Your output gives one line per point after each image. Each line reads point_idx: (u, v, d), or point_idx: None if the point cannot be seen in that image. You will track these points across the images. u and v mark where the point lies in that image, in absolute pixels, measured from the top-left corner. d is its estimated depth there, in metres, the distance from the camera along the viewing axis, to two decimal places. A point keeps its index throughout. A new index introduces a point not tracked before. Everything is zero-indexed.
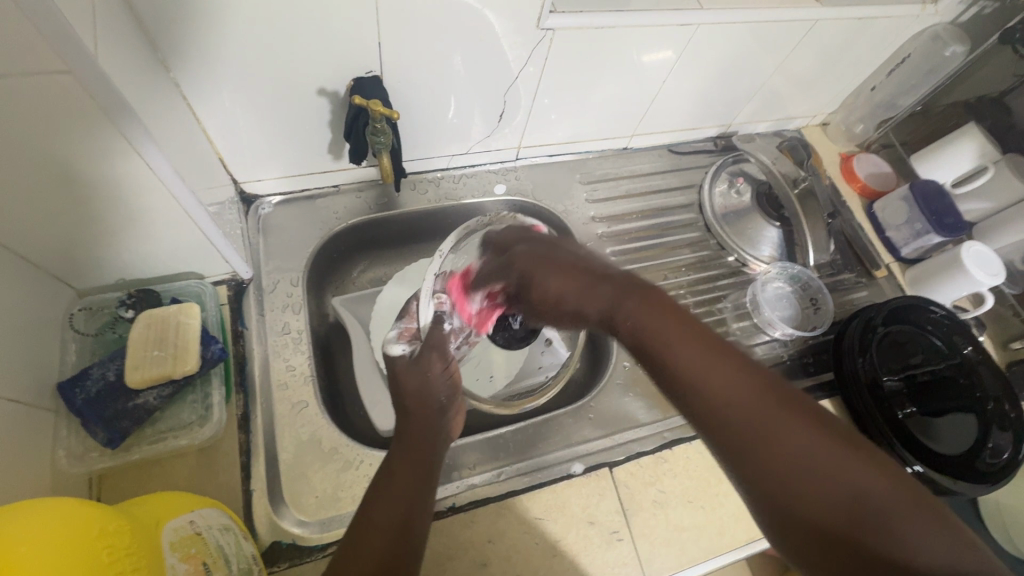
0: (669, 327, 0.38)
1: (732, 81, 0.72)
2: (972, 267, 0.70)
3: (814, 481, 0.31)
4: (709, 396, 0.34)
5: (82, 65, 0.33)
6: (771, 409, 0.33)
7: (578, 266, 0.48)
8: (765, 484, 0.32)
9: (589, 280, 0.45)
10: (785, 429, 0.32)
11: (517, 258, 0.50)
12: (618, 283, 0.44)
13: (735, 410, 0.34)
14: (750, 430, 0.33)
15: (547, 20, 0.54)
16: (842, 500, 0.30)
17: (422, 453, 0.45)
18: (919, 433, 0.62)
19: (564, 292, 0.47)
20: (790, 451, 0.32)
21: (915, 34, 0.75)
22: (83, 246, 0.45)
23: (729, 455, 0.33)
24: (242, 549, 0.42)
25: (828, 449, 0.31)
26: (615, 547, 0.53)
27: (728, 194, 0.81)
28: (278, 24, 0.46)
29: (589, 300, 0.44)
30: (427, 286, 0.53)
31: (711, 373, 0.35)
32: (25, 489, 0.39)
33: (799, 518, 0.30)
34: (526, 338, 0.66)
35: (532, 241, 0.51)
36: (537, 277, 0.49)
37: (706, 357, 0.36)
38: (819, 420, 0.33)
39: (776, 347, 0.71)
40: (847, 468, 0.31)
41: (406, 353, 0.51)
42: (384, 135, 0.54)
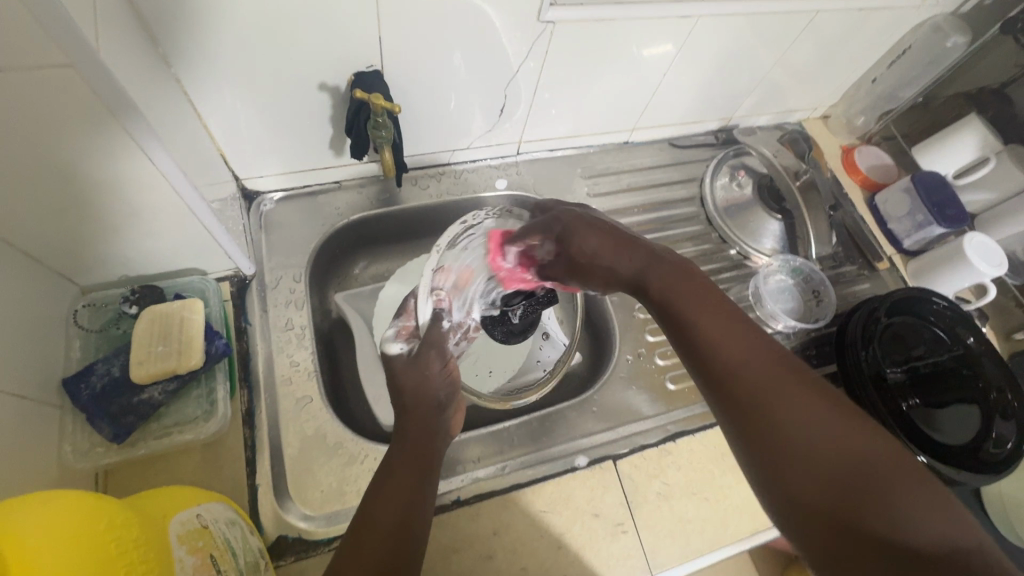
0: (695, 295, 0.44)
1: (733, 74, 0.72)
2: (974, 258, 0.70)
3: (805, 437, 0.35)
4: (719, 352, 0.40)
5: (86, 58, 0.33)
6: (779, 378, 0.37)
7: (615, 231, 0.52)
8: (758, 435, 0.36)
9: (624, 250, 0.50)
10: (785, 393, 0.37)
11: (561, 215, 0.53)
12: (653, 253, 0.49)
13: (743, 367, 0.39)
14: (754, 387, 0.37)
15: (548, 13, 0.54)
16: (830, 459, 0.34)
17: (422, 447, 0.46)
18: (921, 424, 0.62)
19: (599, 257, 0.51)
20: (790, 418, 0.35)
21: (916, 25, 0.74)
22: (87, 243, 0.46)
23: (727, 405, 0.38)
24: (249, 543, 0.42)
25: (821, 413, 0.35)
26: (620, 539, 0.53)
27: (730, 187, 0.80)
28: (278, 19, 0.46)
29: (623, 262, 0.50)
30: (423, 283, 0.53)
31: (725, 335, 0.40)
32: (31, 483, 0.39)
33: (783, 468, 0.35)
34: (525, 332, 0.68)
35: (579, 209, 0.54)
36: (575, 237, 0.52)
37: (726, 323, 0.41)
38: (819, 389, 0.37)
39: (779, 339, 0.71)
40: (842, 437, 0.34)
41: (404, 352, 0.52)
42: (385, 130, 0.54)
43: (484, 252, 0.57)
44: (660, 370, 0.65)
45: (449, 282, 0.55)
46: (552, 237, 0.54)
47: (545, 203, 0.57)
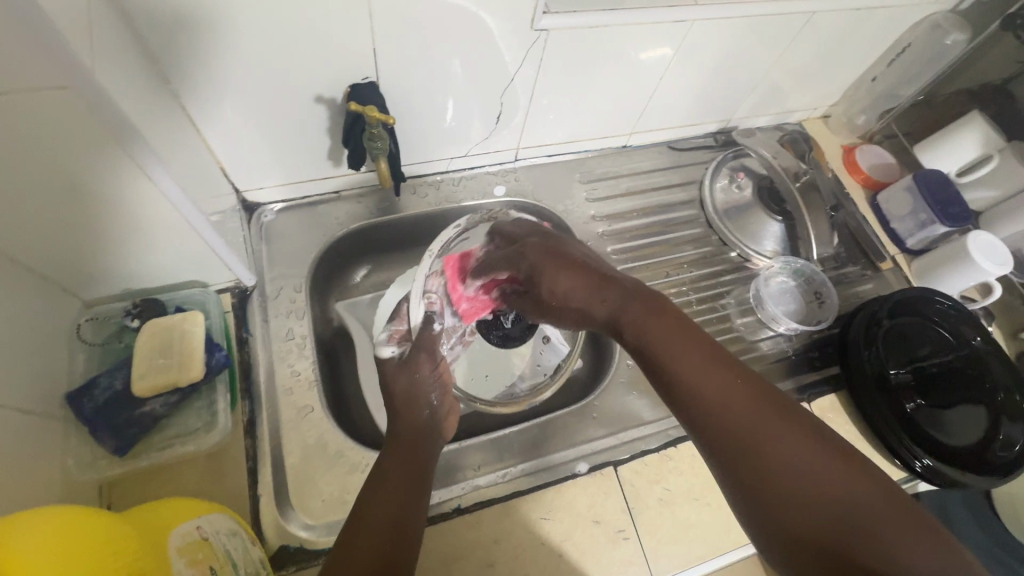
0: (673, 339, 0.43)
1: (731, 76, 0.72)
2: (979, 257, 0.69)
3: (805, 488, 0.34)
4: (705, 402, 0.39)
5: (82, 78, 0.33)
6: (764, 420, 0.37)
7: (581, 265, 0.51)
8: (756, 490, 0.36)
9: (596, 287, 0.49)
10: (777, 441, 0.36)
11: (528, 250, 0.53)
12: (626, 290, 0.48)
13: (731, 419, 0.38)
14: (742, 434, 0.37)
15: (541, 20, 0.54)
16: (831, 507, 0.34)
17: (415, 452, 0.46)
18: (928, 426, 0.62)
19: (573, 294, 0.50)
20: (780, 462, 0.36)
21: (915, 23, 0.74)
22: (90, 257, 0.46)
23: (722, 459, 0.38)
24: (250, 554, 0.43)
25: (817, 459, 0.35)
26: (621, 546, 0.53)
27: (729, 189, 0.80)
28: (273, 33, 0.47)
29: (597, 301, 0.49)
30: (416, 287, 0.54)
31: (707, 383, 0.40)
32: (36, 496, 0.40)
33: (786, 522, 0.34)
34: (523, 336, 0.66)
35: (546, 240, 0.54)
36: (545, 274, 0.52)
37: (706, 366, 0.40)
38: (810, 431, 0.37)
39: (782, 341, 0.71)
40: (835, 478, 0.34)
41: (395, 356, 0.53)
42: (380, 141, 0.55)
43: (444, 282, 0.57)
44: None
45: (442, 287, 0.57)
46: (523, 268, 0.53)
47: (505, 228, 0.56)
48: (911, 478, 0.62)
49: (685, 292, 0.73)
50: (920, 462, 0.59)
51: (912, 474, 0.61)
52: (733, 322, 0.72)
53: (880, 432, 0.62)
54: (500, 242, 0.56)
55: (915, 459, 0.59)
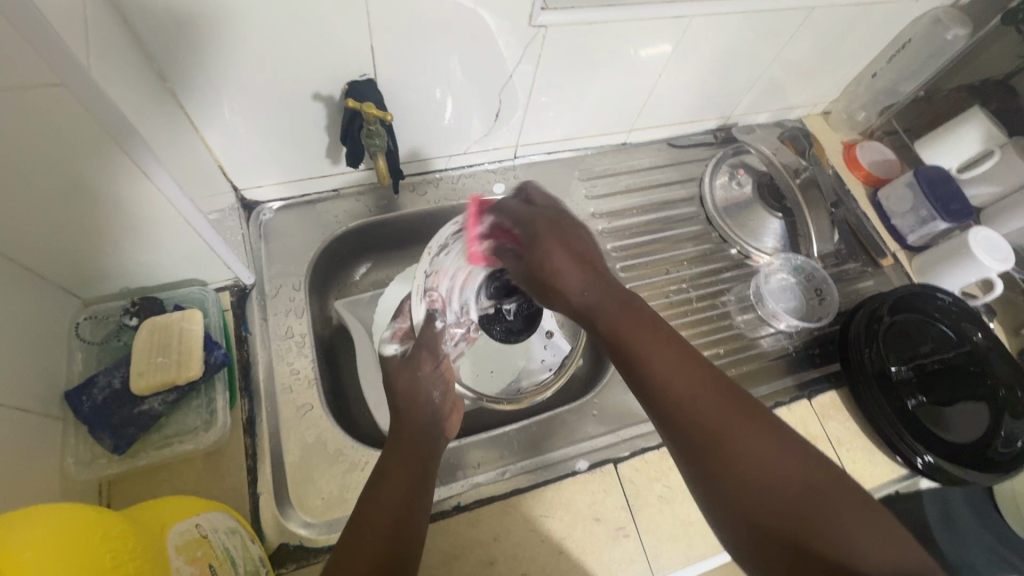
0: (645, 334, 0.44)
1: (730, 73, 0.72)
2: (980, 253, 0.69)
3: (766, 480, 0.35)
4: (673, 396, 0.40)
5: (75, 77, 0.33)
6: (726, 410, 0.38)
7: (575, 248, 0.52)
8: (721, 481, 0.37)
9: (586, 273, 0.50)
10: (741, 435, 0.37)
11: (535, 223, 0.53)
12: (607, 288, 0.48)
13: (693, 405, 0.39)
14: (706, 421, 0.38)
15: (539, 17, 0.54)
16: (790, 497, 0.35)
17: (417, 450, 0.46)
18: (927, 422, 0.62)
19: (561, 274, 0.50)
20: (740, 449, 0.37)
21: (916, 18, 0.74)
22: (88, 256, 0.46)
23: (689, 451, 0.38)
24: (249, 551, 0.43)
25: (778, 455, 0.36)
26: (621, 544, 0.53)
27: (729, 186, 0.80)
28: (270, 31, 0.47)
29: (579, 290, 0.49)
30: (416, 287, 0.57)
31: (673, 370, 0.41)
32: (34, 495, 0.40)
33: (747, 512, 0.35)
34: (526, 330, 0.67)
35: (551, 218, 0.54)
36: (544, 249, 0.52)
37: (673, 357, 0.42)
38: (772, 428, 0.38)
39: (782, 338, 0.71)
40: (793, 467, 0.36)
41: (397, 352, 0.56)
42: (378, 138, 0.55)
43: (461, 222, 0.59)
44: None
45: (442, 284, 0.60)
46: (525, 235, 0.54)
47: (534, 192, 0.58)
48: (913, 475, 0.62)
49: (684, 290, 0.73)
50: (921, 459, 0.59)
51: (913, 471, 0.61)
52: (733, 319, 0.72)
53: (881, 429, 0.62)
54: (519, 202, 0.56)
55: (916, 455, 0.59)
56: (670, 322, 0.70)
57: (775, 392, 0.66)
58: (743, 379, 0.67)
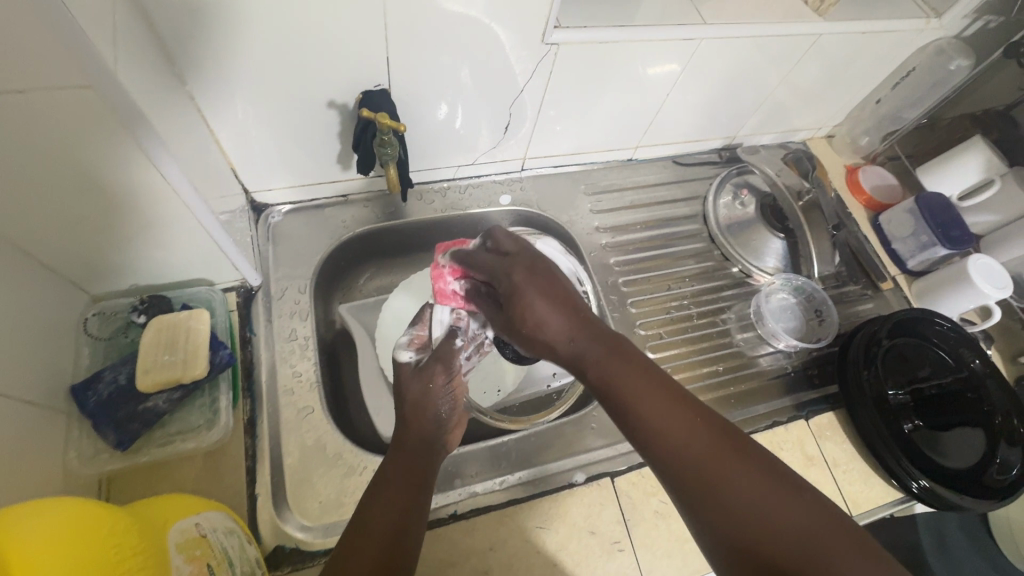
0: (636, 380, 0.43)
1: (737, 93, 0.73)
2: (978, 280, 0.70)
3: (764, 523, 0.36)
4: (670, 444, 0.40)
5: (101, 78, 0.34)
6: (722, 454, 0.39)
7: (559, 297, 0.48)
8: (719, 526, 0.37)
9: (567, 318, 0.47)
10: (737, 477, 0.38)
11: (513, 270, 0.49)
12: (592, 329, 0.47)
13: (690, 455, 0.39)
14: (701, 466, 0.38)
15: (552, 35, 0.55)
16: (788, 540, 0.35)
17: (416, 462, 0.46)
18: (923, 447, 0.62)
19: (542, 323, 0.48)
20: (738, 496, 0.37)
21: (920, 47, 0.75)
22: (100, 252, 0.47)
23: (686, 495, 0.39)
24: (246, 552, 0.43)
25: (773, 496, 0.36)
26: (616, 558, 0.53)
27: (732, 205, 0.81)
28: (289, 40, 0.48)
29: (562, 342, 0.47)
30: (443, 286, 0.56)
31: (665, 421, 0.41)
32: (37, 487, 0.40)
33: (747, 557, 0.35)
34: (538, 354, 0.64)
35: (528, 263, 0.50)
36: (518, 301, 0.48)
37: (664, 406, 0.41)
38: (764, 465, 0.38)
39: (781, 358, 0.71)
40: (796, 515, 0.35)
41: (412, 361, 0.55)
42: (391, 147, 0.56)
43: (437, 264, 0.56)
44: None
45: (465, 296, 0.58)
46: (504, 286, 0.50)
47: (498, 233, 0.52)
48: (907, 499, 0.62)
49: (686, 306, 0.74)
50: (917, 483, 0.59)
51: (908, 495, 0.61)
52: (733, 337, 0.72)
53: (876, 452, 0.62)
54: (487, 250, 0.52)
55: (912, 480, 0.59)
56: (671, 338, 0.71)
57: (772, 411, 0.66)
58: (742, 397, 0.68)
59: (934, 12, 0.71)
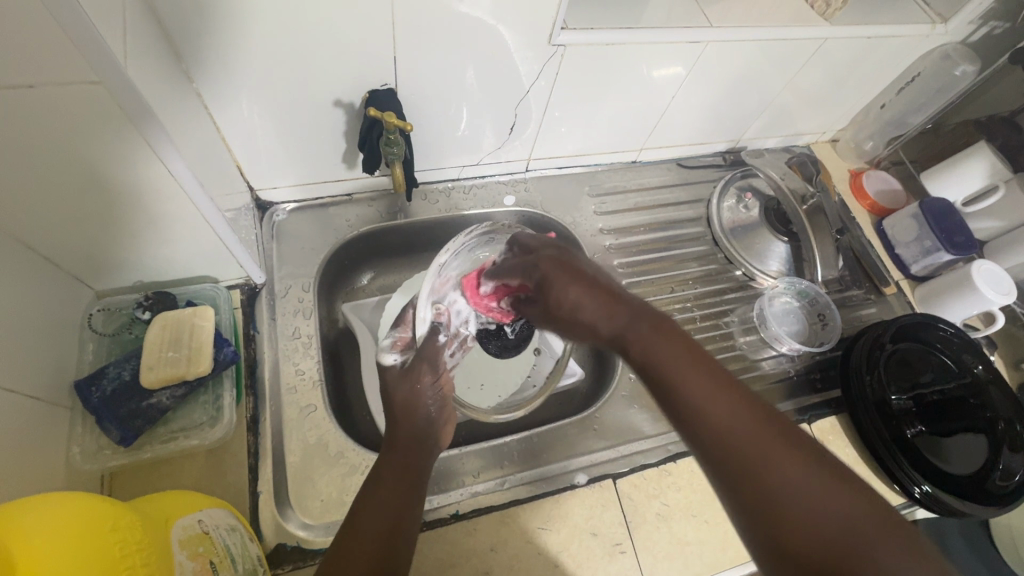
0: (679, 357, 0.42)
1: (743, 97, 0.73)
2: (981, 285, 0.70)
3: (817, 527, 0.33)
4: (712, 424, 0.38)
5: (112, 75, 0.34)
6: (768, 443, 0.36)
7: (595, 279, 0.50)
8: (767, 527, 0.34)
9: (603, 300, 0.48)
10: (785, 470, 0.35)
11: (542, 261, 0.51)
12: (633, 307, 0.47)
13: (733, 441, 0.37)
14: (746, 453, 0.36)
15: (559, 36, 0.55)
16: (842, 541, 0.32)
17: (413, 462, 0.47)
18: (926, 452, 0.62)
19: (580, 307, 0.49)
20: (788, 489, 0.34)
21: (925, 52, 0.75)
22: (104, 248, 0.47)
23: (727, 483, 0.36)
24: (248, 550, 0.43)
25: (824, 490, 0.34)
26: (617, 560, 0.53)
27: (736, 208, 0.81)
28: (297, 39, 0.48)
29: (602, 318, 0.47)
30: (423, 292, 0.53)
31: (708, 400, 0.39)
32: (40, 482, 0.40)
33: (796, 557, 0.33)
34: (520, 346, 0.65)
35: (557, 253, 0.52)
36: (553, 284, 0.50)
37: (708, 385, 0.40)
38: (812, 458, 0.36)
39: (784, 362, 0.71)
40: (851, 515, 0.33)
41: (397, 364, 0.54)
42: (397, 146, 0.56)
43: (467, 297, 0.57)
44: None
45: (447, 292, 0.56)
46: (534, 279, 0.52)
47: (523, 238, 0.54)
48: (909, 504, 0.62)
49: (689, 309, 0.74)
50: (919, 488, 0.59)
51: (910, 500, 0.61)
52: (736, 340, 0.72)
53: (879, 455, 0.62)
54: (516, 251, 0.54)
55: (914, 485, 0.59)
56: None
57: None
58: None
59: (940, 17, 0.71)
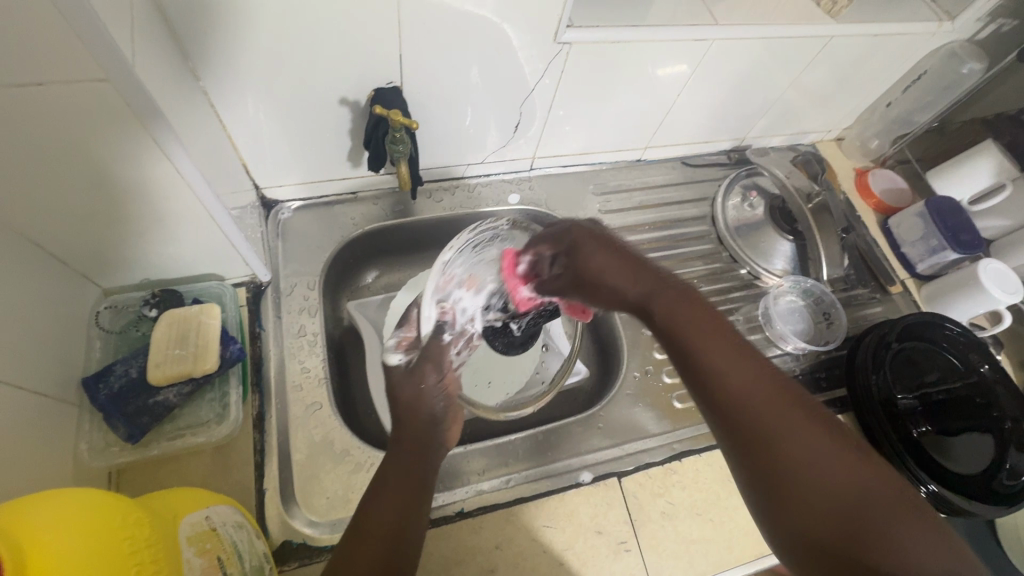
0: (701, 321, 0.42)
1: (748, 95, 0.73)
2: (988, 284, 0.70)
3: (819, 485, 0.34)
4: (731, 389, 0.38)
5: (118, 70, 0.34)
6: (785, 407, 0.36)
7: (624, 252, 0.49)
8: (769, 482, 0.35)
9: (629, 268, 0.47)
10: (796, 433, 0.35)
11: (573, 229, 0.50)
12: (659, 276, 0.46)
13: (751, 403, 0.37)
14: (762, 416, 0.36)
15: (564, 34, 0.55)
16: (841, 502, 0.33)
17: (419, 461, 0.46)
18: (933, 452, 0.62)
19: (608, 274, 0.48)
20: (797, 452, 0.35)
21: (932, 50, 0.75)
22: (111, 246, 0.47)
23: (736, 442, 0.37)
24: (255, 547, 0.43)
25: (832, 455, 0.34)
26: (623, 558, 0.53)
27: (741, 207, 0.81)
28: (302, 38, 0.48)
29: (628, 286, 0.47)
30: (428, 292, 0.52)
31: (729, 363, 0.39)
32: (49, 479, 0.40)
33: (796, 512, 0.34)
34: (525, 343, 0.64)
35: (590, 227, 0.51)
36: (583, 253, 0.49)
37: (730, 349, 0.39)
38: (828, 426, 0.36)
39: (789, 361, 0.71)
40: (856, 480, 0.34)
41: (403, 364, 0.51)
42: (402, 145, 0.56)
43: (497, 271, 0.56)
44: (666, 388, 0.65)
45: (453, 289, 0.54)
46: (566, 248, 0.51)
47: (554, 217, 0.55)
48: None
49: None
50: (925, 488, 0.59)
51: None
52: (741, 338, 0.72)
53: (885, 454, 0.62)
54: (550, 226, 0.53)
55: (920, 484, 0.59)
56: None
57: None
58: None
59: (947, 15, 0.71)
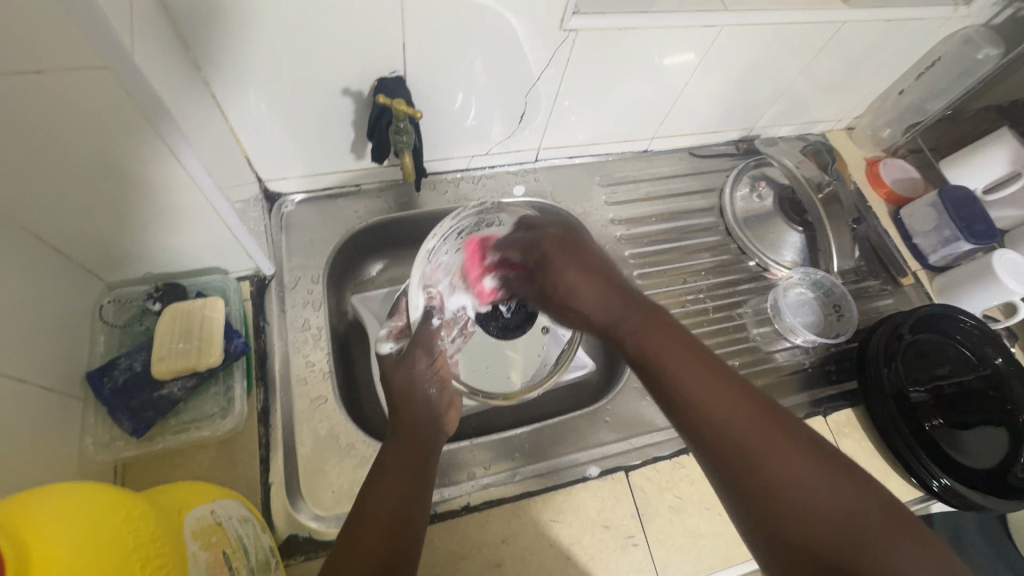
0: (673, 347, 0.46)
1: (757, 83, 0.71)
2: (1003, 275, 0.68)
3: (799, 500, 0.36)
4: (705, 411, 0.41)
5: (118, 61, 0.34)
6: (756, 423, 0.40)
7: (590, 267, 0.56)
8: (751, 499, 0.37)
9: (599, 287, 0.55)
10: (771, 450, 0.38)
11: (544, 242, 0.58)
12: (630, 300, 0.52)
13: (725, 424, 0.40)
14: (735, 436, 0.39)
15: (570, 21, 0.54)
16: (819, 513, 0.35)
17: (416, 451, 0.46)
18: (945, 445, 0.61)
19: (578, 289, 0.55)
20: (771, 466, 0.38)
21: (946, 37, 0.73)
22: (112, 238, 0.46)
23: (718, 463, 0.40)
24: (260, 541, 0.43)
25: (805, 466, 0.37)
26: (630, 552, 0.52)
27: (749, 198, 0.80)
28: (304, 28, 0.47)
29: (598, 302, 0.54)
30: (415, 279, 0.54)
31: (702, 387, 0.42)
32: (54, 473, 0.40)
33: (778, 525, 0.36)
34: (522, 326, 0.64)
35: (558, 239, 0.58)
36: (554, 268, 0.57)
37: (702, 373, 0.43)
38: (797, 437, 0.39)
39: (798, 353, 0.70)
40: (832, 491, 0.36)
41: (394, 352, 0.53)
42: (406, 135, 0.55)
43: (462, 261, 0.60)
44: None
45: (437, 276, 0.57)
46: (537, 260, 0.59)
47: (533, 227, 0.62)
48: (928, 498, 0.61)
49: (702, 299, 0.73)
50: (938, 482, 0.58)
51: (928, 493, 0.60)
52: (750, 331, 0.71)
53: (896, 448, 0.61)
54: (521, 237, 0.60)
55: (933, 478, 0.58)
56: None
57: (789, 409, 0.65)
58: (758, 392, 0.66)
59: None
